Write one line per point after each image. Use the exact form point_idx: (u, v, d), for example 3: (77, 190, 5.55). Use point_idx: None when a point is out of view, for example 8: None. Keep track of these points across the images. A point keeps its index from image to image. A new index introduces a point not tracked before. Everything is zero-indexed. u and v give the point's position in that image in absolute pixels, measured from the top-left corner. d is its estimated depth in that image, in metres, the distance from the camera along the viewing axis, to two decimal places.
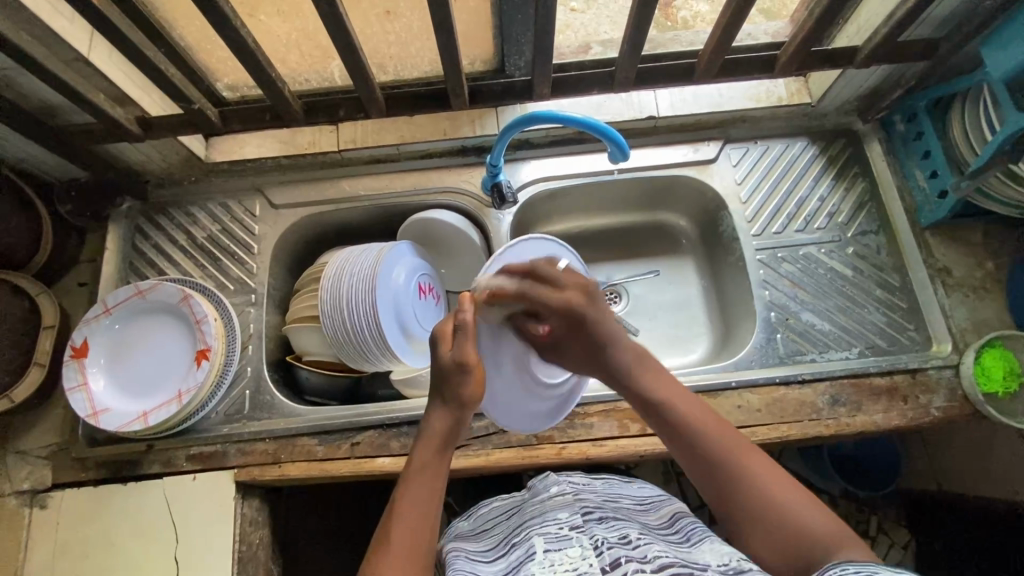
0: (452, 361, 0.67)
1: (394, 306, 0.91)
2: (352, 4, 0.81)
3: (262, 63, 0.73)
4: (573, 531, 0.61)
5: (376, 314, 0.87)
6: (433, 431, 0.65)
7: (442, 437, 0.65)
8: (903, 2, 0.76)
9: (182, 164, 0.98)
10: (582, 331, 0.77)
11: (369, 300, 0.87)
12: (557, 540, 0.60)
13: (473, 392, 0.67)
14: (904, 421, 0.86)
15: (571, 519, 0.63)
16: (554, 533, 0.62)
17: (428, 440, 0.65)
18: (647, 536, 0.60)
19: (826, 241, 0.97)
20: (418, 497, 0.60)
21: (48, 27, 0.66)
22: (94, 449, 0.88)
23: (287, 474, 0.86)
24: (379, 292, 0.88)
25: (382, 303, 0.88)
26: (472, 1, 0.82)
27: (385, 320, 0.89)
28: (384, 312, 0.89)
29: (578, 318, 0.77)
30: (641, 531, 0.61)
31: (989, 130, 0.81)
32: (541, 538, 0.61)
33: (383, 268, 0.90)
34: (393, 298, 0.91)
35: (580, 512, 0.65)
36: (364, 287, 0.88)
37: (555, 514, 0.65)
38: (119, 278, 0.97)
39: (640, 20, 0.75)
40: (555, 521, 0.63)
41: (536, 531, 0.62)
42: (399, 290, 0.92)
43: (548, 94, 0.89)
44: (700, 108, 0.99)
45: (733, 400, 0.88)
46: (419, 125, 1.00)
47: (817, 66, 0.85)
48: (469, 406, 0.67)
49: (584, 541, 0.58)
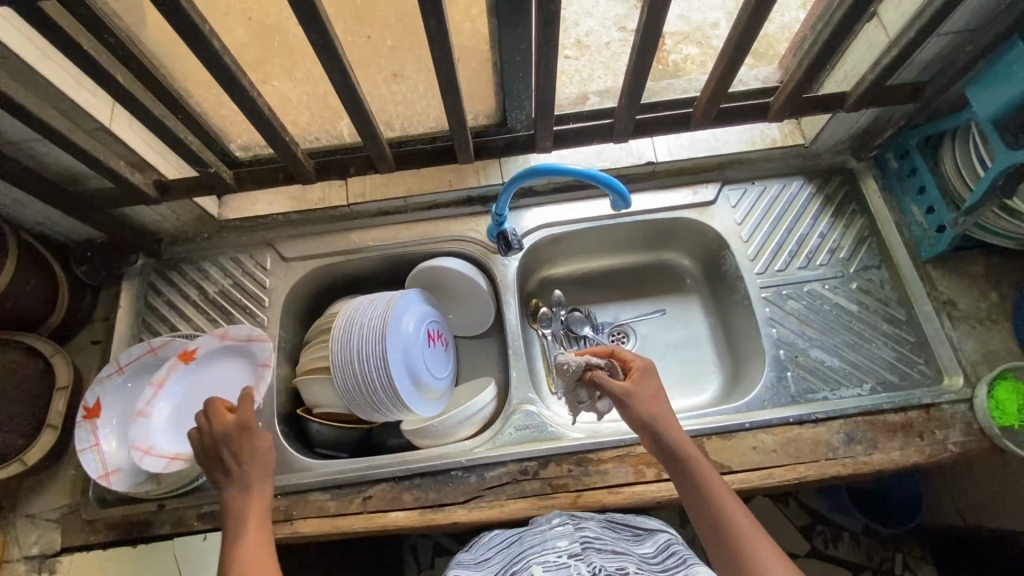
0: (228, 431, 0.73)
1: (410, 357, 0.91)
2: (361, 69, 0.85)
3: (276, 128, 0.76)
4: (572, 559, 0.66)
5: (393, 367, 0.88)
6: (251, 497, 0.71)
7: (245, 501, 0.71)
8: (887, 51, 0.79)
9: (195, 222, 1.01)
10: (654, 391, 0.77)
11: (384, 353, 0.88)
12: (557, 568, 0.64)
13: (257, 450, 0.74)
14: (922, 458, 0.85)
15: (569, 547, 0.69)
16: (554, 560, 0.66)
17: (240, 510, 0.70)
18: (642, 570, 0.65)
19: (829, 276, 0.99)
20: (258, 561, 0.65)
21: (74, 102, 0.70)
22: (103, 511, 0.87)
23: (299, 531, 0.85)
24: (393, 344, 0.89)
25: (397, 356, 0.89)
26: (475, 62, 0.86)
27: (400, 372, 0.89)
28: (399, 365, 0.90)
29: (653, 393, 0.77)
30: (637, 564, 0.66)
31: (981, 166, 0.83)
32: (540, 566, 0.66)
33: (396, 318, 0.91)
34: (408, 348, 0.91)
35: (579, 540, 0.70)
36: (380, 338, 0.88)
37: (556, 541, 0.70)
38: (132, 335, 0.99)
39: (637, 77, 0.78)
40: (556, 550, 0.68)
41: (536, 560, 0.67)
42: (414, 340, 0.93)
43: (550, 146, 0.92)
44: (697, 153, 1.02)
45: (748, 440, 0.87)
46: (425, 177, 1.04)
47: (810, 111, 0.88)
48: (258, 468, 0.73)
49: (582, 569, 0.63)
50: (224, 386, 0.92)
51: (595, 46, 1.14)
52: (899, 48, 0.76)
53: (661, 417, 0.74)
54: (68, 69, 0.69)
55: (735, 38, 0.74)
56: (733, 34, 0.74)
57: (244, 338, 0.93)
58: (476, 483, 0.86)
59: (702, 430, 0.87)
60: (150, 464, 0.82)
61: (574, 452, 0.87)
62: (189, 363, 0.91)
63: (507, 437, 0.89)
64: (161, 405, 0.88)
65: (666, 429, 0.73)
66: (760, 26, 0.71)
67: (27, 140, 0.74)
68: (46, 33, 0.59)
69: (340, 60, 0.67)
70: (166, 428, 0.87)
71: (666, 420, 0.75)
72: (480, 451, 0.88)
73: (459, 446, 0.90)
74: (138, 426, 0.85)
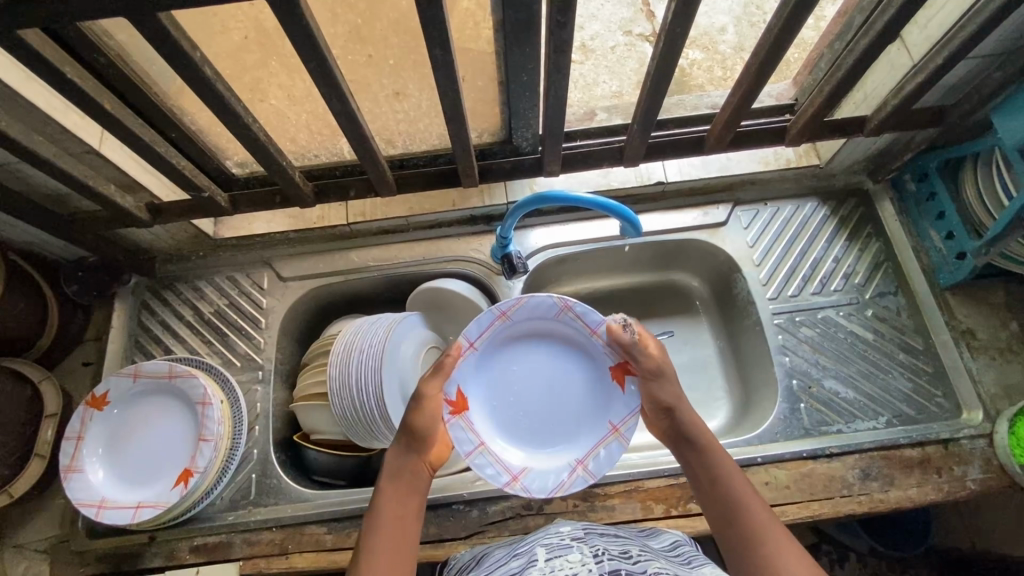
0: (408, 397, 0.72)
1: (544, 421, 0.81)
2: (362, 88, 0.81)
3: (273, 152, 0.73)
4: (575, 541, 0.55)
5: (541, 339, 0.82)
6: (389, 461, 0.66)
7: (398, 468, 0.64)
8: (912, 77, 0.76)
9: (190, 241, 0.98)
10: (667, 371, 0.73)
11: (522, 321, 0.80)
12: (558, 549, 0.54)
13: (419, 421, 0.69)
14: (940, 495, 0.82)
15: (574, 532, 0.58)
16: (556, 543, 0.56)
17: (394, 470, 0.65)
18: (649, 552, 0.55)
19: (844, 303, 0.96)
20: (385, 530, 0.58)
21: (61, 125, 0.67)
22: (93, 542, 0.85)
23: (295, 566, 0.83)
24: (485, 341, 0.80)
25: (500, 348, 0.81)
26: (480, 82, 0.82)
27: (593, 405, 0.81)
28: (545, 387, 0.82)
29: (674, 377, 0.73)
30: (643, 547, 0.56)
31: (1005, 195, 0.80)
32: (541, 546, 0.55)
33: (466, 445, 0.76)
34: (499, 383, 0.81)
35: (583, 528, 0.60)
36: (480, 327, 0.78)
37: (559, 528, 0.60)
38: (124, 356, 0.96)
39: (651, 104, 0.75)
40: (557, 535, 0.58)
41: (538, 543, 0.57)
42: (503, 433, 0.80)
43: (558, 170, 0.89)
44: (709, 173, 0.99)
45: (759, 476, 0.84)
46: (428, 196, 1.01)
47: (827, 135, 0.85)
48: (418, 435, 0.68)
49: (585, 550, 0.53)
50: (155, 424, 0.87)
51: (600, 50, 1.12)
52: (925, 75, 0.73)
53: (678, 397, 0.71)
54: (53, 93, 0.66)
55: (755, 64, 0.70)
56: (754, 61, 0.70)
57: (162, 374, 0.86)
58: (478, 518, 0.84)
59: None
60: (111, 517, 0.80)
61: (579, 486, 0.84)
62: (105, 409, 0.86)
63: None
64: (93, 456, 0.84)
65: (683, 411, 0.70)
66: (782, 52, 0.67)
67: (10, 165, 0.71)
68: (29, 63, 0.56)
69: (339, 86, 0.64)
70: (117, 479, 0.84)
71: (687, 402, 0.71)
72: (482, 484, 0.85)
73: (462, 477, 0.87)
74: (76, 483, 0.82)
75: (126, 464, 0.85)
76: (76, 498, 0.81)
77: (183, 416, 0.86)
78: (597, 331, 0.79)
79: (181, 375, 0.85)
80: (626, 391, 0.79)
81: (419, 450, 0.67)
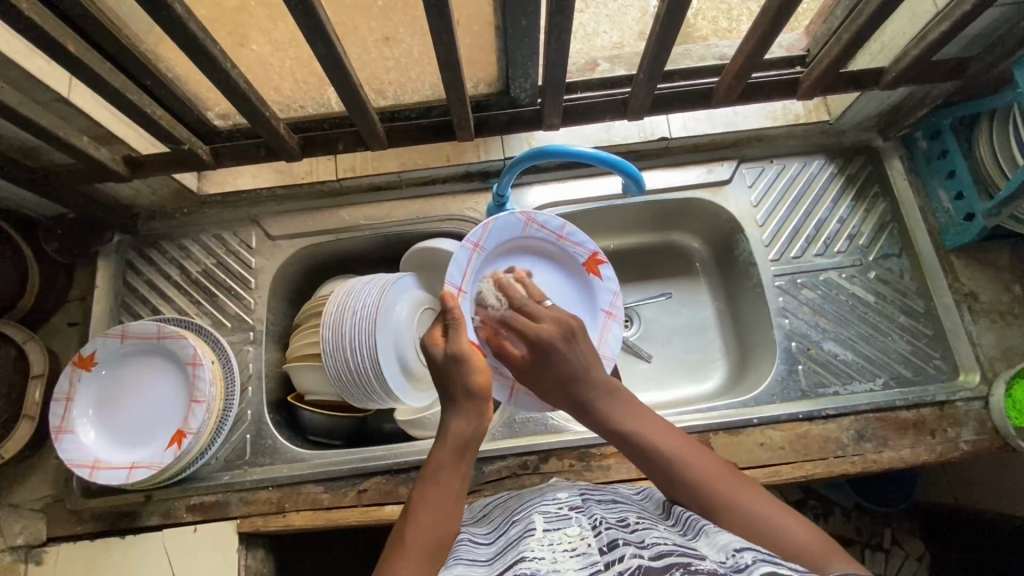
0: (446, 356, 0.61)
1: None
2: (348, 32, 0.74)
3: (254, 101, 0.69)
4: (573, 511, 0.55)
5: (511, 259, 0.83)
6: (453, 431, 0.59)
7: (465, 440, 0.58)
8: (937, 25, 0.71)
9: (173, 197, 0.94)
10: (574, 346, 0.63)
11: (494, 246, 0.80)
12: (557, 519, 0.53)
13: (480, 382, 0.60)
14: (932, 456, 0.83)
15: (570, 499, 0.58)
16: (553, 512, 0.55)
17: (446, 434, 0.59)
18: (646, 519, 0.54)
19: (847, 265, 0.94)
20: (432, 508, 0.54)
21: (24, 71, 0.63)
22: (89, 501, 0.85)
23: (292, 524, 0.83)
24: (470, 280, 0.78)
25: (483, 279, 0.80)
26: (476, 27, 0.74)
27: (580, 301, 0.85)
28: None
29: (545, 355, 0.64)
30: (640, 513, 0.55)
31: (1021, 153, 0.76)
32: (540, 515, 0.55)
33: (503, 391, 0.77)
34: None
35: (580, 494, 0.59)
36: (460, 269, 0.77)
37: (555, 494, 0.60)
38: (110, 316, 0.93)
39: (658, 52, 0.70)
40: (555, 502, 0.57)
41: (536, 510, 0.56)
42: None
43: (558, 124, 0.85)
44: (714, 128, 0.95)
45: (755, 436, 0.85)
46: (421, 151, 0.96)
47: (841, 88, 0.81)
48: (481, 398, 0.60)
49: (583, 521, 0.52)
50: (146, 385, 0.85)
51: None
52: (951, 22, 0.68)
53: (594, 383, 0.62)
54: (14, 34, 0.61)
55: (771, 8, 0.65)
56: (771, 3, 0.65)
57: (151, 334, 0.84)
58: (475, 477, 0.84)
59: (708, 426, 0.85)
60: (105, 476, 0.80)
61: (575, 447, 0.85)
62: (95, 369, 0.84)
63: (507, 430, 0.87)
64: (84, 418, 0.83)
65: (601, 394, 0.61)
66: None
67: None
68: None
69: (324, 29, 0.59)
70: (109, 440, 0.83)
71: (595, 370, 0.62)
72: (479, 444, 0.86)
73: None
74: (68, 444, 0.81)
75: (119, 425, 0.84)
76: (69, 459, 0.80)
77: (175, 377, 0.85)
78: (562, 233, 0.83)
79: (170, 336, 0.83)
80: (602, 279, 0.85)
81: (482, 420, 0.60)
